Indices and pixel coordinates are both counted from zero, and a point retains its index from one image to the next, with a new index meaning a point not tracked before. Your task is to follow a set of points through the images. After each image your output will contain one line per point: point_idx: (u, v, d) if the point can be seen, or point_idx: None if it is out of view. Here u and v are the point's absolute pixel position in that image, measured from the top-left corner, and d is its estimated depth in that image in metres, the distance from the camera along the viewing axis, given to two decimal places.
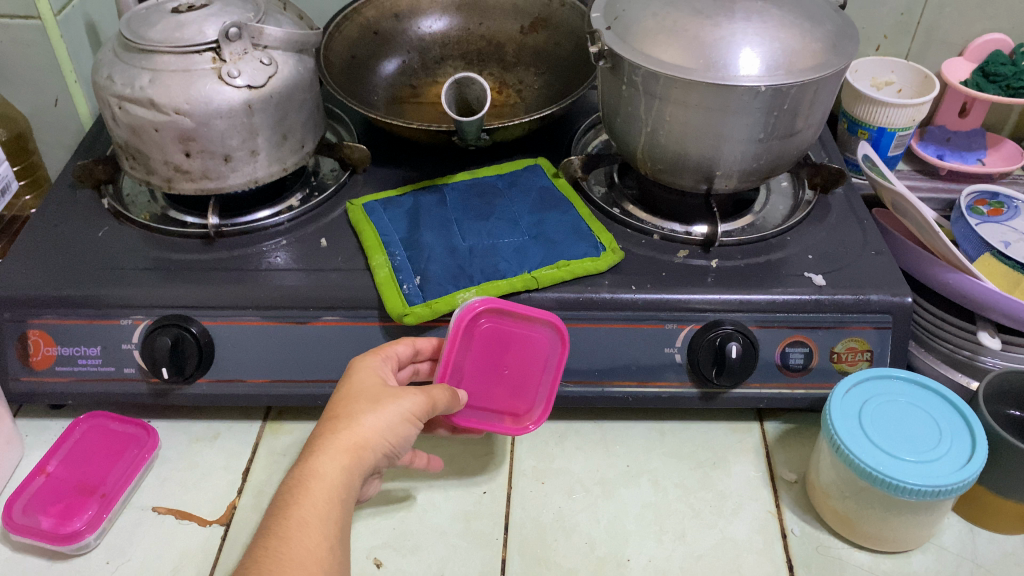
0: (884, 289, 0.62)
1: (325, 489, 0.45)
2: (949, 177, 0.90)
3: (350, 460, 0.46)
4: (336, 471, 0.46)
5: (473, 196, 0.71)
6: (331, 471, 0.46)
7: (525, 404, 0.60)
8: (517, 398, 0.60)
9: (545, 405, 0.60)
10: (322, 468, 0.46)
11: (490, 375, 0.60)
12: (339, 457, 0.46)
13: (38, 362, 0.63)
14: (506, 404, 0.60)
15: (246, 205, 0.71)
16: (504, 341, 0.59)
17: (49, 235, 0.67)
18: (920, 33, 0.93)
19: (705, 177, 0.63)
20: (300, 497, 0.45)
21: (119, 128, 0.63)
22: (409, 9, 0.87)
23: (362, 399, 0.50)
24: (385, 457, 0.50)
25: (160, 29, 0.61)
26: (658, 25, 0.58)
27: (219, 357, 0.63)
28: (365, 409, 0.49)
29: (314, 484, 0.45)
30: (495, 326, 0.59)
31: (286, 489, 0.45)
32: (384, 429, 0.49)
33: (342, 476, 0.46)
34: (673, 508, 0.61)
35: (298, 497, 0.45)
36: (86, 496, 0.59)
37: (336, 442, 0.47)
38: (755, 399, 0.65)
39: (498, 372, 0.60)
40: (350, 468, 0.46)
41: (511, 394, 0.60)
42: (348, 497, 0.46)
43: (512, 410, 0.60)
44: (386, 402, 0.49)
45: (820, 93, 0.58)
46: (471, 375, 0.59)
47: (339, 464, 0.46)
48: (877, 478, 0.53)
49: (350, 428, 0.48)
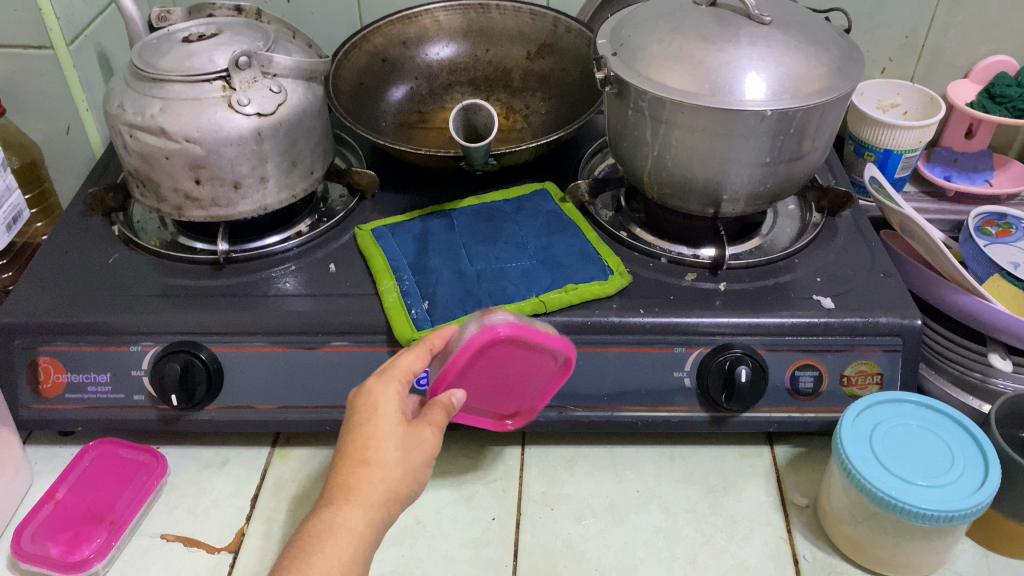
0: (893, 311, 0.62)
1: (356, 543, 0.44)
2: (956, 199, 0.90)
3: (375, 512, 0.45)
4: (368, 524, 0.45)
5: (481, 220, 0.71)
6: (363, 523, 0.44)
7: (527, 399, 0.60)
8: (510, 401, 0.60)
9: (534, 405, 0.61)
10: (347, 519, 0.44)
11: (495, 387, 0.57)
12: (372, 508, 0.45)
13: (47, 389, 0.63)
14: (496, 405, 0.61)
15: (255, 231, 0.71)
16: (515, 360, 0.55)
17: (59, 263, 0.67)
18: (925, 55, 0.93)
19: (712, 201, 0.63)
20: (323, 545, 0.43)
21: (129, 156, 0.63)
22: (416, 37, 0.88)
23: (386, 436, 0.47)
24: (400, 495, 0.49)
25: (171, 59, 0.62)
26: (664, 51, 0.59)
27: (228, 383, 0.63)
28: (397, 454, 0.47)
29: (339, 535, 0.43)
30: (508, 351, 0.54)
31: (307, 536, 0.43)
32: (412, 476, 0.47)
33: (372, 529, 0.45)
34: (684, 534, 0.61)
35: (331, 547, 0.43)
36: (95, 524, 0.59)
37: (370, 493, 0.45)
38: (765, 423, 0.64)
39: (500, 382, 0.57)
40: (379, 522, 0.45)
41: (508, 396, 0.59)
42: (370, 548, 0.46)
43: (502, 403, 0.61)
44: (411, 447, 0.47)
45: (826, 117, 0.58)
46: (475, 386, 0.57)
47: (366, 516, 0.45)
48: (890, 503, 0.52)
49: (383, 478, 0.46)
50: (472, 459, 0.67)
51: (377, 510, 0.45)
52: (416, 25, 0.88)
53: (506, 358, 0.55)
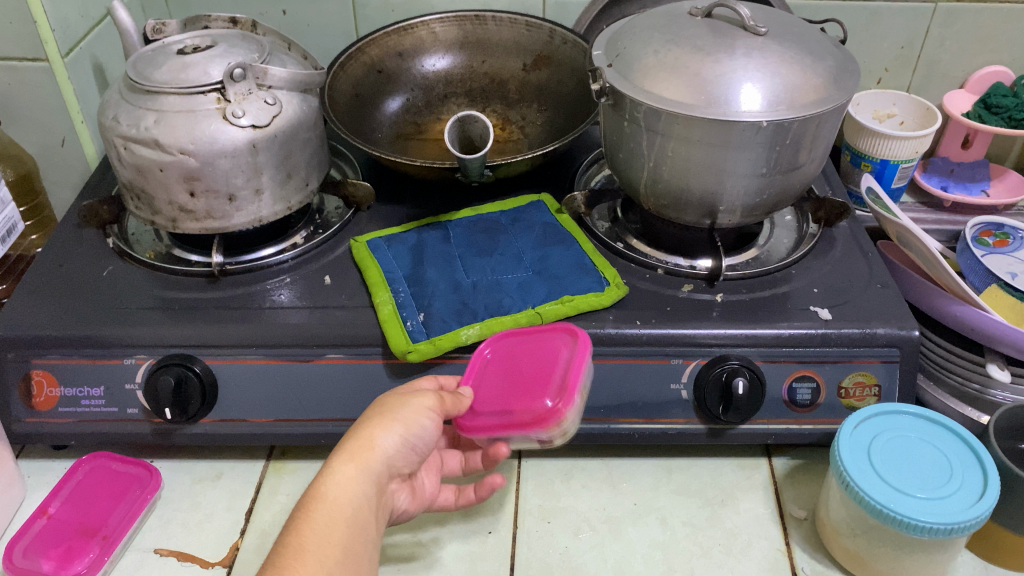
0: (891, 322, 0.61)
1: (335, 494, 0.47)
2: (953, 209, 0.90)
3: (351, 464, 0.48)
4: (347, 478, 0.48)
5: (477, 232, 0.71)
6: (341, 479, 0.48)
7: None
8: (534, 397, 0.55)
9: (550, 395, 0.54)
10: (327, 475, 0.48)
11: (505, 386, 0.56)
12: (347, 462, 0.48)
13: (40, 403, 0.63)
14: (518, 406, 0.54)
15: (250, 243, 0.71)
16: (519, 356, 0.59)
17: (53, 275, 0.67)
18: (921, 66, 0.93)
19: (709, 212, 0.63)
20: (304, 499, 0.47)
21: (124, 168, 0.63)
22: (412, 48, 0.88)
23: (372, 408, 0.52)
24: (402, 458, 0.52)
25: (165, 71, 0.62)
26: (660, 62, 0.59)
27: (222, 396, 0.63)
28: (374, 415, 0.51)
29: (317, 486, 0.47)
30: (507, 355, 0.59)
31: (299, 504, 0.47)
32: (393, 427, 0.50)
33: (353, 483, 0.48)
34: (682, 547, 0.60)
35: (311, 519, 0.46)
36: (88, 539, 0.59)
37: (343, 450, 0.49)
38: (763, 435, 0.64)
39: (511, 376, 0.57)
40: (360, 473, 0.48)
41: (531, 392, 0.55)
42: (364, 504, 0.48)
43: (528, 407, 0.54)
44: (391, 405, 0.51)
45: (823, 127, 0.58)
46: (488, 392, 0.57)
47: (343, 467, 0.48)
48: (887, 515, 0.52)
49: (359, 436, 0.50)
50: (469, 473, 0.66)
51: (354, 463, 0.48)
52: (412, 37, 0.88)
53: (511, 360, 0.59)
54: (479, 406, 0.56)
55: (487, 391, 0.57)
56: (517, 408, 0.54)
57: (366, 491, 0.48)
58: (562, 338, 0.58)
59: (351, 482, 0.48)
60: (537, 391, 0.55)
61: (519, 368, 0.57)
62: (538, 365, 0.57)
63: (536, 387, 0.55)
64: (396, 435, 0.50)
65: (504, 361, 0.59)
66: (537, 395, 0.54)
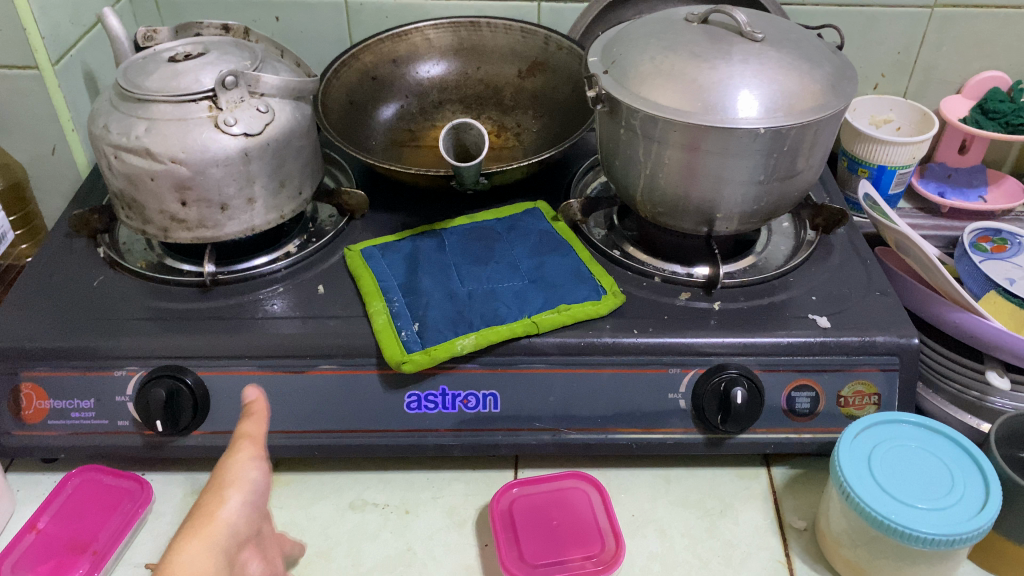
0: (890, 331, 0.61)
1: None
2: (951, 215, 0.90)
3: (197, 541, 0.38)
4: (191, 564, 0.38)
5: (472, 240, 0.71)
6: (188, 565, 0.37)
7: None
8: (588, 545, 0.59)
9: (611, 536, 0.59)
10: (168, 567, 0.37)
11: (550, 531, 0.60)
12: (190, 542, 0.38)
13: (30, 415, 0.62)
14: (577, 559, 0.58)
15: (243, 253, 0.70)
16: (553, 503, 0.62)
17: (43, 286, 0.66)
18: (917, 72, 0.93)
19: (706, 220, 0.63)
20: None
21: (114, 177, 0.62)
22: (407, 54, 0.87)
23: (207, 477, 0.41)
24: (249, 529, 0.41)
25: (157, 78, 0.61)
26: (655, 69, 0.58)
27: (216, 407, 0.62)
28: (209, 484, 0.41)
29: None
30: (532, 486, 0.63)
31: None
32: (230, 495, 0.41)
33: (200, 567, 0.38)
34: (681, 559, 0.60)
35: None
36: (77, 554, 0.58)
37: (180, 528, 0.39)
38: (762, 444, 0.63)
39: (550, 524, 0.60)
40: (204, 552, 0.38)
41: (580, 541, 0.59)
42: None
43: (585, 553, 0.58)
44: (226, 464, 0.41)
45: (820, 135, 0.58)
46: (533, 542, 0.59)
47: (187, 548, 0.38)
48: (889, 527, 0.51)
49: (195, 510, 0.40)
50: (464, 484, 0.65)
51: (199, 540, 0.38)
52: (406, 43, 0.87)
53: (546, 499, 0.62)
54: (532, 560, 0.57)
55: (529, 537, 0.59)
56: (573, 555, 0.58)
57: (218, 571, 0.38)
58: (589, 490, 0.63)
59: (202, 566, 0.38)
60: (584, 539, 0.59)
61: (555, 514, 0.61)
62: (575, 519, 0.61)
63: (581, 537, 0.59)
64: (238, 504, 0.41)
65: (525, 521, 0.60)
66: (586, 541, 0.59)
